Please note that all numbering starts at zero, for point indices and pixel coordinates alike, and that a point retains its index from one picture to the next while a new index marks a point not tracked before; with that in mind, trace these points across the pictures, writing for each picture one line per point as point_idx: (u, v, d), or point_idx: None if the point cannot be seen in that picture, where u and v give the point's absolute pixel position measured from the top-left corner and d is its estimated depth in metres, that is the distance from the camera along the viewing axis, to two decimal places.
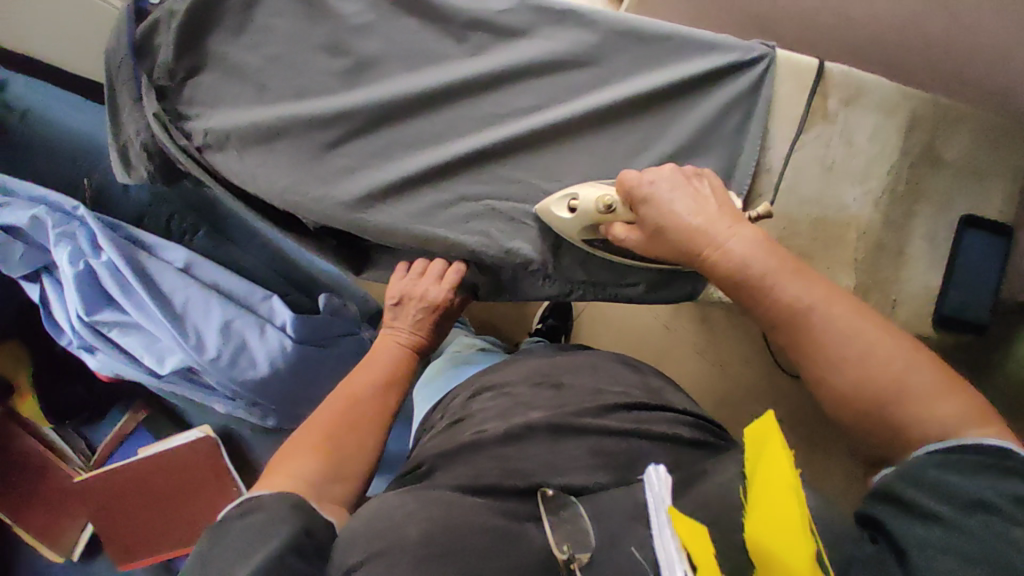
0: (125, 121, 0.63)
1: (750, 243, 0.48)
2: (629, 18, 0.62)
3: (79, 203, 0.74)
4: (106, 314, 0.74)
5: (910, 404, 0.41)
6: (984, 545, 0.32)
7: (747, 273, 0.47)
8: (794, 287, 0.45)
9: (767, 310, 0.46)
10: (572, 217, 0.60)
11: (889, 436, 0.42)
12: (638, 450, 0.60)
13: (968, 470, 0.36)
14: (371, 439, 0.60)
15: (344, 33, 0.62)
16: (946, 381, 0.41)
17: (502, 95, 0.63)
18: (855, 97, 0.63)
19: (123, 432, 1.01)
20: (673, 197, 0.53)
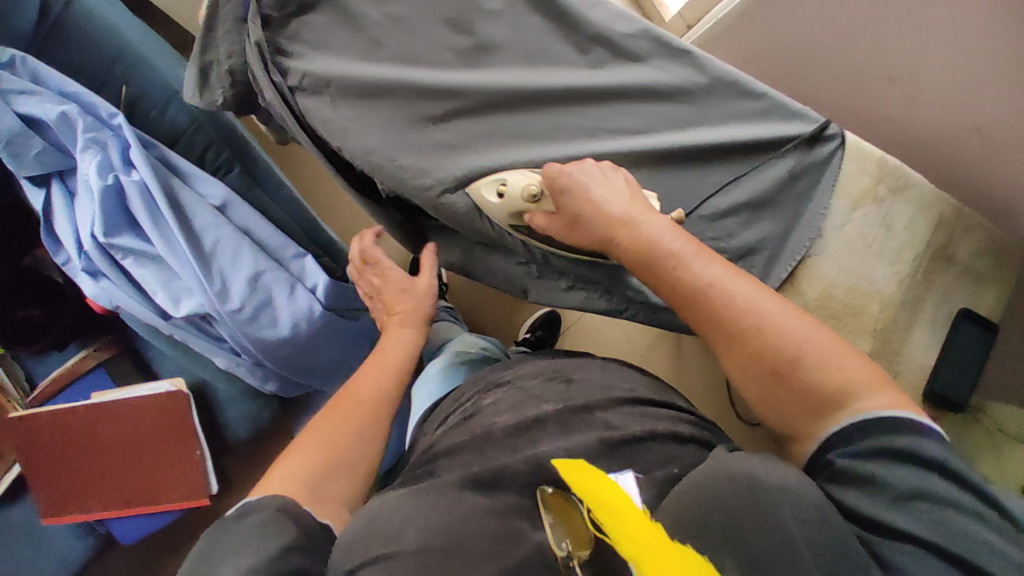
0: (220, 39, 0.60)
1: (660, 228, 0.55)
2: (737, 71, 0.66)
3: (116, 111, 0.67)
4: (126, 239, 0.67)
5: (808, 375, 0.47)
6: (945, 537, 0.38)
7: (660, 253, 0.54)
8: (699, 267, 0.52)
9: (676, 288, 0.53)
10: (500, 203, 0.61)
11: (795, 407, 0.48)
12: (642, 446, 0.55)
13: (906, 466, 0.41)
14: (364, 443, 0.59)
15: (472, 13, 0.63)
16: (840, 348, 0.47)
17: (605, 109, 0.66)
18: (902, 188, 0.70)
19: (78, 370, 0.92)
20: (590, 186, 0.58)
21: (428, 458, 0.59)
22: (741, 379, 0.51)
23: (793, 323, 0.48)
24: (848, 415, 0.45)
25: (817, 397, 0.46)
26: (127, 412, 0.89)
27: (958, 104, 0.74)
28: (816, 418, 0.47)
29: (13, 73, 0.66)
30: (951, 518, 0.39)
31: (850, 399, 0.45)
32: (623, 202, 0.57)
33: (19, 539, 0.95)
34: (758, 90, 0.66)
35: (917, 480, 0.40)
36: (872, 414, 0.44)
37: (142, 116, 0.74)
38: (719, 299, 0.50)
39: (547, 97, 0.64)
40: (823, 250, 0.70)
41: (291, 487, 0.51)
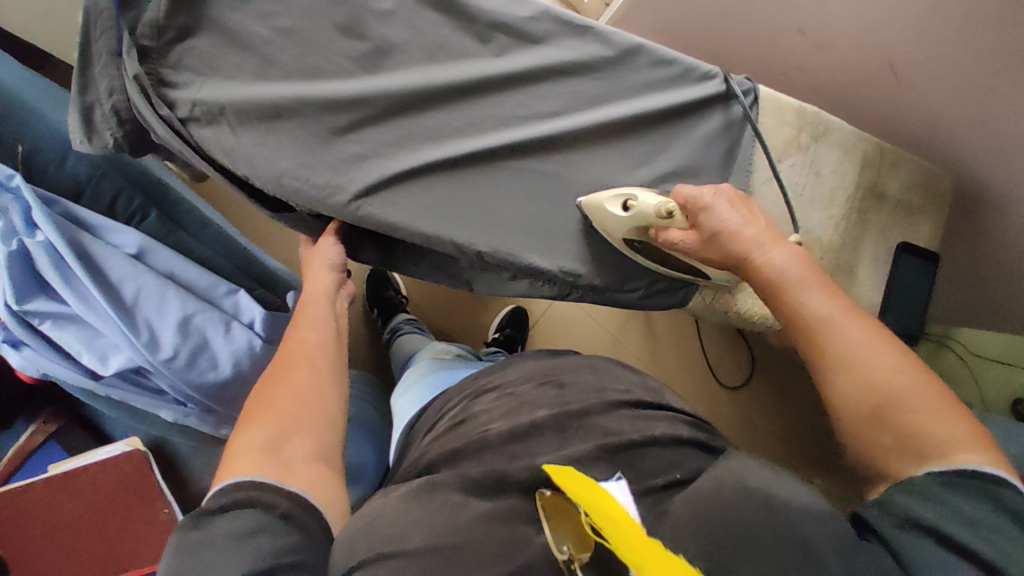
0: (97, 77, 0.57)
1: (790, 256, 0.54)
2: (643, 40, 0.66)
3: (12, 171, 0.62)
4: (40, 303, 0.63)
5: (912, 419, 0.44)
6: (996, 551, 0.37)
7: (784, 283, 0.53)
8: (825, 301, 0.50)
9: (792, 314, 0.51)
10: (626, 214, 0.62)
11: (887, 445, 0.45)
12: (642, 451, 0.53)
13: (970, 495, 0.40)
14: (328, 403, 0.56)
15: (364, 17, 0.61)
16: (958, 413, 0.43)
17: (518, 96, 0.65)
18: (823, 134, 0.70)
19: (25, 448, 0.87)
20: (728, 215, 0.58)
21: (423, 467, 0.56)
22: (836, 408, 0.48)
23: (911, 372, 0.45)
24: (941, 462, 0.42)
25: (912, 437, 0.44)
26: (83, 482, 0.85)
27: (868, 44, 0.74)
28: (908, 463, 0.44)
29: None
30: (1005, 537, 0.38)
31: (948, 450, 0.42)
32: (757, 229, 0.56)
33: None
34: (666, 55, 0.66)
35: (981, 509, 0.39)
36: (966, 465, 0.41)
37: (39, 170, 0.68)
38: (846, 327, 0.48)
39: (455, 92, 0.63)
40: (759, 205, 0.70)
41: (250, 460, 0.47)
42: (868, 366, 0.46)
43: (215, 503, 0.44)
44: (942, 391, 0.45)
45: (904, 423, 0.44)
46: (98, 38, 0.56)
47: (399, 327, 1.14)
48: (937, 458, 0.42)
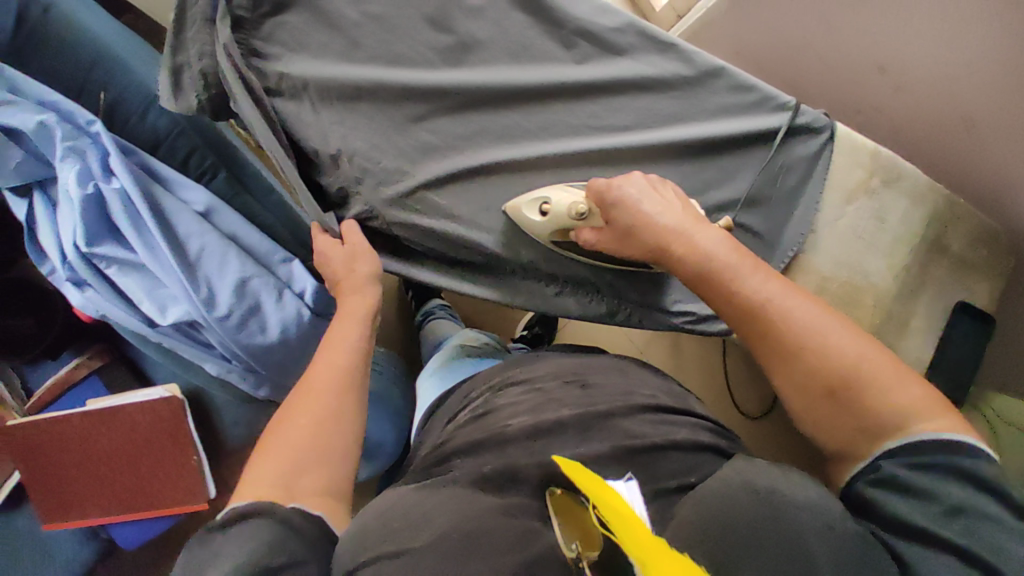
0: (191, 39, 0.59)
1: (717, 241, 0.54)
2: (725, 64, 0.65)
3: (94, 118, 0.66)
4: (109, 248, 0.65)
5: (867, 394, 0.45)
6: (976, 541, 0.38)
7: (715, 269, 0.53)
8: (756, 283, 0.51)
9: (729, 303, 0.52)
10: (544, 220, 0.61)
11: (849, 425, 0.46)
12: (662, 454, 0.54)
13: (944, 479, 0.41)
14: (350, 432, 0.54)
15: (452, 10, 0.62)
16: (904, 373, 0.45)
17: (592, 106, 0.65)
18: (895, 180, 0.69)
19: (72, 380, 0.92)
20: (641, 201, 0.57)
21: (440, 462, 0.57)
22: (793, 394, 0.49)
23: (853, 344, 0.47)
24: (902, 435, 0.43)
25: (868, 413, 0.45)
26: (125, 419, 0.89)
27: (952, 94, 0.72)
28: (867, 442, 0.45)
29: None
30: (983, 527, 0.38)
31: (907, 420, 0.44)
32: (677, 216, 0.56)
33: (21, 549, 0.97)
34: (746, 81, 0.65)
35: (970, 497, 0.39)
36: (926, 436, 0.42)
37: (122, 122, 0.72)
38: (777, 313, 0.49)
39: (532, 95, 0.63)
40: (817, 244, 0.69)
41: (261, 489, 0.47)
42: (819, 350, 0.47)
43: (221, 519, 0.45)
44: (882, 353, 0.47)
45: (861, 402, 0.45)
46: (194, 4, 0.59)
47: (433, 312, 1.16)
48: (897, 431, 0.44)
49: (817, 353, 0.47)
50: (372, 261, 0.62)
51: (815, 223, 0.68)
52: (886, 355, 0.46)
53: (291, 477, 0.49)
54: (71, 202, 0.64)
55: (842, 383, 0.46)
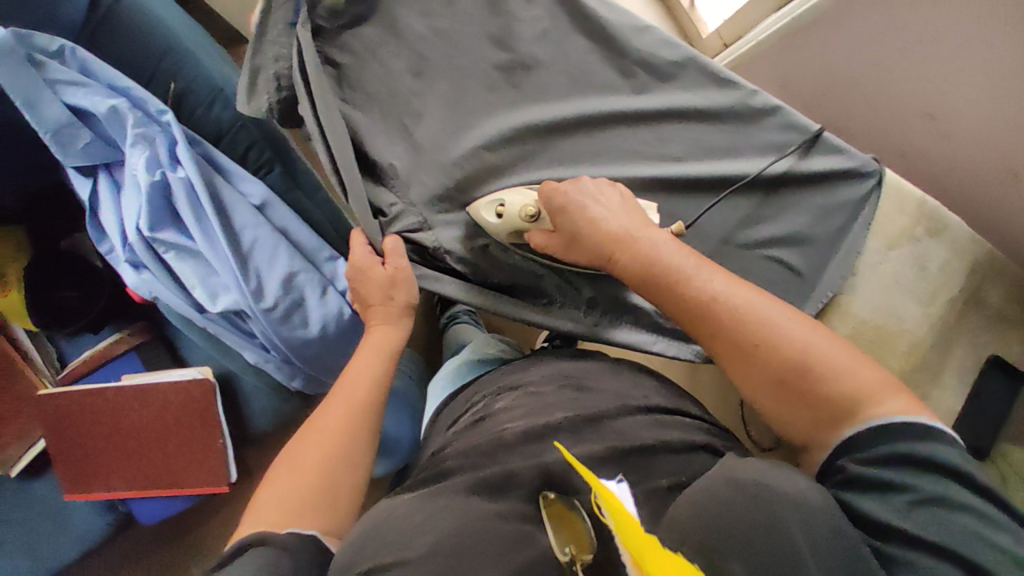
0: (273, 42, 0.62)
1: (660, 242, 0.56)
2: (780, 102, 0.66)
3: (165, 108, 0.67)
4: (169, 233, 0.68)
5: (821, 385, 0.46)
6: (953, 534, 0.38)
7: (661, 273, 0.54)
8: (701, 282, 0.52)
9: (677, 307, 0.53)
10: (499, 221, 0.62)
11: (811, 416, 0.47)
12: (654, 456, 0.54)
13: (914, 472, 0.41)
14: (358, 459, 0.56)
15: (518, 31, 0.64)
16: (854, 354, 0.47)
17: (645, 133, 0.66)
18: (939, 229, 0.70)
19: (108, 354, 0.95)
20: (587, 202, 0.59)
21: (434, 471, 0.57)
22: (751, 390, 0.50)
23: (803, 333, 0.48)
24: (865, 421, 0.44)
25: (828, 402, 0.46)
26: (157, 397, 0.92)
27: (997, 148, 0.73)
28: (830, 431, 0.46)
29: (61, 63, 0.65)
30: (956, 518, 0.39)
31: (867, 403, 0.45)
32: (623, 218, 0.58)
33: (37, 515, 0.98)
34: (798, 121, 0.66)
35: (948, 489, 0.40)
36: (884, 420, 0.43)
37: (187, 112, 0.74)
38: (724, 309, 0.51)
39: (589, 119, 0.65)
40: (854, 285, 0.70)
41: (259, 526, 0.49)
42: (768, 347, 0.48)
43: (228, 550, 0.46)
44: (830, 336, 0.48)
45: (815, 394, 0.46)
46: (277, 7, 0.62)
47: (458, 316, 1.17)
48: (857, 418, 0.45)
49: (767, 350, 0.48)
50: (406, 291, 0.64)
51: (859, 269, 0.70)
52: (828, 337, 0.48)
53: (289, 515, 0.50)
54: (139, 187, 0.66)
55: (797, 373, 0.47)
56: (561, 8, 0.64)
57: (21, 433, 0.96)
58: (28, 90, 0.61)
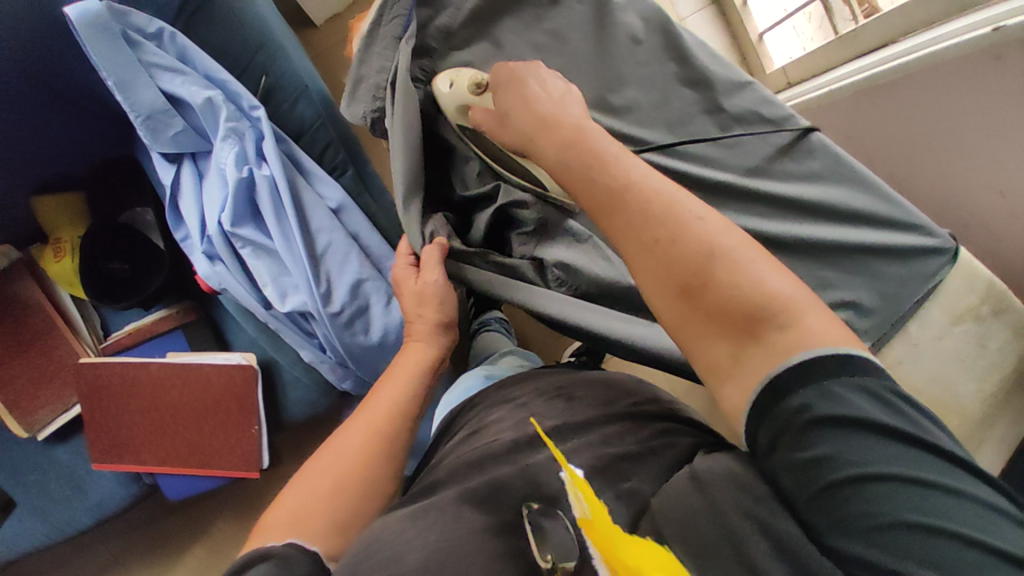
0: (377, 53, 0.65)
1: (597, 134, 0.49)
2: (867, 170, 0.66)
3: (257, 104, 0.69)
4: (248, 230, 0.68)
5: (721, 288, 0.39)
6: (910, 526, 0.33)
7: (589, 161, 0.47)
8: (619, 171, 0.46)
9: (596, 197, 0.46)
10: (449, 91, 0.64)
11: (713, 327, 0.40)
12: (643, 459, 0.51)
13: (866, 445, 0.35)
14: (379, 473, 0.54)
15: (619, 67, 0.64)
16: (770, 262, 0.40)
17: (731, 178, 0.65)
18: (1003, 310, 0.65)
19: (155, 330, 0.96)
20: (533, 88, 0.55)
21: (427, 483, 0.54)
22: (645, 292, 0.43)
23: (719, 234, 0.41)
24: (787, 354, 0.38)
25: (735, 318, 0.39)
26: (194, 378, 0.92)
27: None
28: (722, 346, 0.40)
29: (159, 47, 0.65)
30: (917, 502, 0.33)
31: (775, 325, 0.38)
32: (559, 108, 0.53)
33: (56, 478, 0.99)
34: (882, 189, 0.65)
35: (878, 456, 0.35)
36: (808, 356, 0.37)
37: (275, 105, 0.76)
38: (636, 199, 0.44)
39: (675, 157, 0.65)
40: (912, 355, 0.65)
41: (269, 531, 0.46)
42: (670, 240, 0.41)
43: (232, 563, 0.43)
44: (740, 237, 0.42)
45: (716, 300, 0.40)
46: (387, 22, 0.64)
47: (490, 323, 1.14)
48: (781, 352, 0.38)
49: (670, 244, 0.41)
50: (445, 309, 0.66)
51: (916, 338, 0.65)
52: (745, 241, 0.41)
53: (305, 522, 0.47)
54: (225, 180, 0.67)
55: (699, 269, 0.40)
56: (667, 53, 0.64)
57: (54, 398, 0.96)
58: (126, 72, 0.61)
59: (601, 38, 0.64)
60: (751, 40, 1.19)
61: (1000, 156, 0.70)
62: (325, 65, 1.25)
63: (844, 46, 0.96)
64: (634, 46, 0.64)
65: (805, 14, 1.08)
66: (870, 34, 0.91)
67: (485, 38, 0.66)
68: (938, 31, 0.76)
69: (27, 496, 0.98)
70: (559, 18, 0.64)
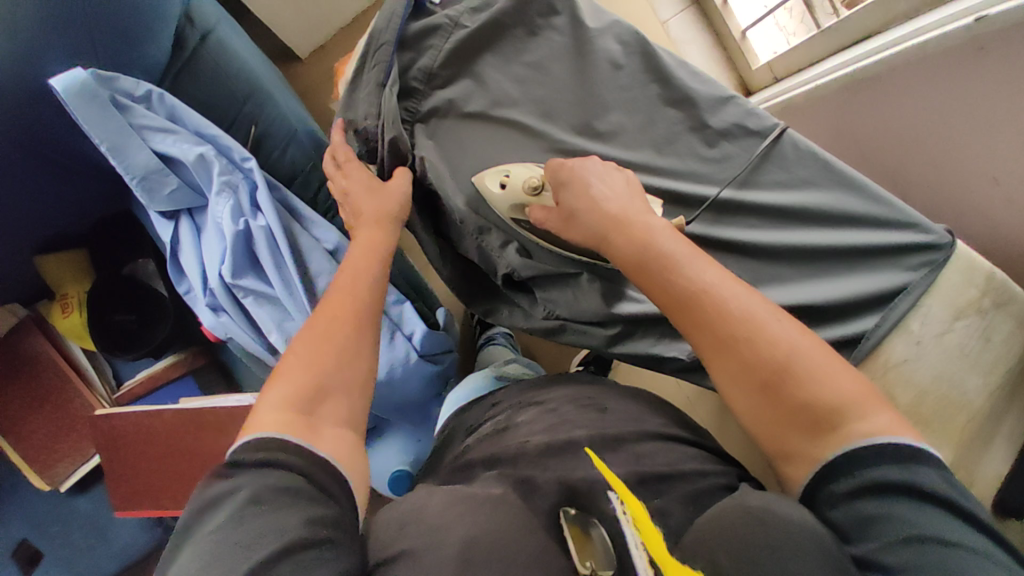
0: (362, 99, 0.66)
1: (661, 230, 0.54)
2: (860, 174, 0.65)
3: (248, 154, 0.70)
4: (249, 280, 0.69)
5: (798, 387, 0.45)
6: (930, 562, 0.37)
7: (655, 255, 0.53)
8: (694, 271, 0.51)
9: (674, 290, 0.51)
10: (502, 192, 0.63)
11: (789, 420, 0.46)
12: (670, 484, 0.53)
13: (908, 499, 0.41)
14: (355, 349, 0.54)
15: (599, 91, 0.65)
16: (839, 361, 0.46)
17: (710, 189, 0.66)
18: (1006, 303, 0.62)
19: (165, 378, 1.00)
20: (593, 181, 0.58)
21: (464, 465, 0.60)
22: (722, 385, 0.50)
23: (795, 338, 0.47)
24: (858, 439, 0.43)
25: (813, 413, 0.45)
26: (205, 422, 0.93)
27: None
28: (800, 435, 0.46)
29: (149, 109, 0.66)
30: (943, 547, 0.38)
31: (852, 418, 0.44)
32: (622, 203, 0.57)
33: (77, 525, 1.01)
34: (875, 193, 0.64)
35: (930, 521, 0.39)
36: (882, 440, 0.43)
37: (266, 153, 0.79)
38: (712, 302, 0.49)
39: (648, 172, 0.66)
40: (916, 352, 0.61)
41: (278, 417, 0.47)
42: (750, 341, 0.47)
43: (247, 458, 0.44)
44: (810, 335, 0.48)
45: (790, 393, 0.46)
46: (369, 69, 0.65)
47: (494, 337, 1.12)
48: (854, 435, 0.44)
49: (751, 346, 0.47)
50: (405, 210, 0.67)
51: (916, 332, 0.62)
52: (818, 340, 0.47)
53: (316, 405, 0.49)
54: (221, 233, 0.68)
55: (780, 369, 0.46)
56: (648, 75, 0.65)
57: (72, 451, 0.98)
58: (120, 137, 0.63)
59: (580, 65, 0.65)
60: (735, 38, 1.19)
61: (988, 143, 0.69)
62: (315, 96, 1.26)
63: (829, 38, 0.95)
64: (613, 68, 0.65)
65: (786, 9, 1.07)
66: (854, 26, 0.90)
67: (466, 73, 0.67)
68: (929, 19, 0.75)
69: (50, 547, 1.00)
70: (538, 50, 0.65)
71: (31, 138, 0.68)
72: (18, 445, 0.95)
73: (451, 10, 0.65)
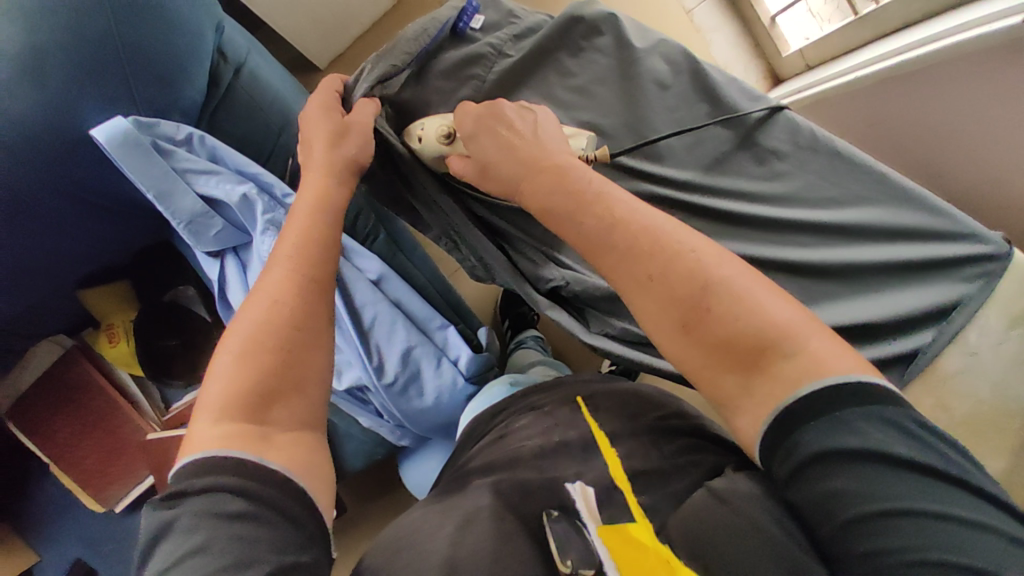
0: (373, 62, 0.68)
1: (584, 168, 0.54)
2: (916, 187, 0.62)
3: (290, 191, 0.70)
4: None
5: (724, 319, 0.43)
6: (916, 541, 0.36)
7: (584, 193, 0.51)
8: (623, 207, 0.50)
9: (598, 227, 0.49)
10: (420, 146, 0.68)
11: (718, 361, 0.43)
12: (664, 478, 0.51)
13: (885, 471, 0.38)
14: (304, 322, 0.52)
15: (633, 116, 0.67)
16: (774, 292, 0.43)
17: (753, 206, 0.65)
18: None
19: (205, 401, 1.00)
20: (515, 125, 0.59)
21: (461, 474, 0.56)
22: (649, 328, 0.46)
23: (719, 268, 0.44)
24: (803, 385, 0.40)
25: (746, 349, 0.42)
26: None
27: None
28: (734, 376, 0.42)
29: (190, 150, 0.68)
30: (928, 526, 0.36)
31: (786, 353, 0.41)
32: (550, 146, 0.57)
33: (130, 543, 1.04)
34: (932, 204, 0.60)
35: (915, 494, 0.37)
36: (827, 381, 0.40)
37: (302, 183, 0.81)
38: (636, 235, 0.47)
39: (682, 185, 0.66)
40: (974, 365, 0.56)
41: (220, 431, 0.44)
42: (670, 275, 0.45)
43: (197, 484, 0.42)
44: (738, 266, 0.45)
45: (718, 329, 0.43)
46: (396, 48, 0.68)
47: (524, 341, 1.09)
48: (791, 382, 0.40)
49: (671, 279, 0.45)
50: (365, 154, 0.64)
51: (973, 344, 0.57)
52: (748, 270, 0.45)
53: (268, 409, 0.47)
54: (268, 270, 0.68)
55: (702, 301, 0.44)
56: (698, 95, 0.66)
57: (125, 473, 0.99)
58: (166, 183, 0.64)
59: (629, 88, 0.67)
60: (764, 25, 1.14)
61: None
62: None
63: (864, 25, 0.91)
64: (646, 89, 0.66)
65: None
66: (888, 12, 0.87)
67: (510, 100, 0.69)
68: (955, 21, 0.70)
69: (106, 565, 1.03)
70: (582, 77, 0.69)
71: (74, 186, 0.69)
72: (73, 468, 0.97)
73: (490, 39, 0.70)
